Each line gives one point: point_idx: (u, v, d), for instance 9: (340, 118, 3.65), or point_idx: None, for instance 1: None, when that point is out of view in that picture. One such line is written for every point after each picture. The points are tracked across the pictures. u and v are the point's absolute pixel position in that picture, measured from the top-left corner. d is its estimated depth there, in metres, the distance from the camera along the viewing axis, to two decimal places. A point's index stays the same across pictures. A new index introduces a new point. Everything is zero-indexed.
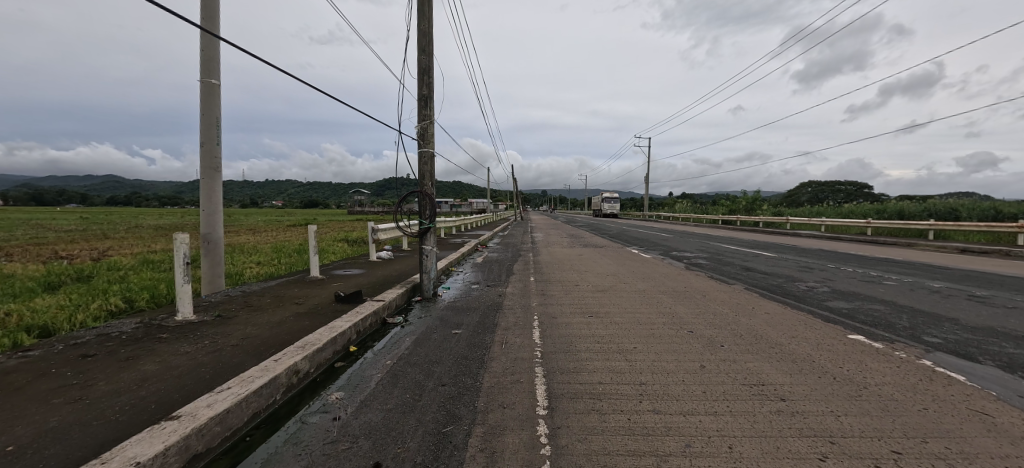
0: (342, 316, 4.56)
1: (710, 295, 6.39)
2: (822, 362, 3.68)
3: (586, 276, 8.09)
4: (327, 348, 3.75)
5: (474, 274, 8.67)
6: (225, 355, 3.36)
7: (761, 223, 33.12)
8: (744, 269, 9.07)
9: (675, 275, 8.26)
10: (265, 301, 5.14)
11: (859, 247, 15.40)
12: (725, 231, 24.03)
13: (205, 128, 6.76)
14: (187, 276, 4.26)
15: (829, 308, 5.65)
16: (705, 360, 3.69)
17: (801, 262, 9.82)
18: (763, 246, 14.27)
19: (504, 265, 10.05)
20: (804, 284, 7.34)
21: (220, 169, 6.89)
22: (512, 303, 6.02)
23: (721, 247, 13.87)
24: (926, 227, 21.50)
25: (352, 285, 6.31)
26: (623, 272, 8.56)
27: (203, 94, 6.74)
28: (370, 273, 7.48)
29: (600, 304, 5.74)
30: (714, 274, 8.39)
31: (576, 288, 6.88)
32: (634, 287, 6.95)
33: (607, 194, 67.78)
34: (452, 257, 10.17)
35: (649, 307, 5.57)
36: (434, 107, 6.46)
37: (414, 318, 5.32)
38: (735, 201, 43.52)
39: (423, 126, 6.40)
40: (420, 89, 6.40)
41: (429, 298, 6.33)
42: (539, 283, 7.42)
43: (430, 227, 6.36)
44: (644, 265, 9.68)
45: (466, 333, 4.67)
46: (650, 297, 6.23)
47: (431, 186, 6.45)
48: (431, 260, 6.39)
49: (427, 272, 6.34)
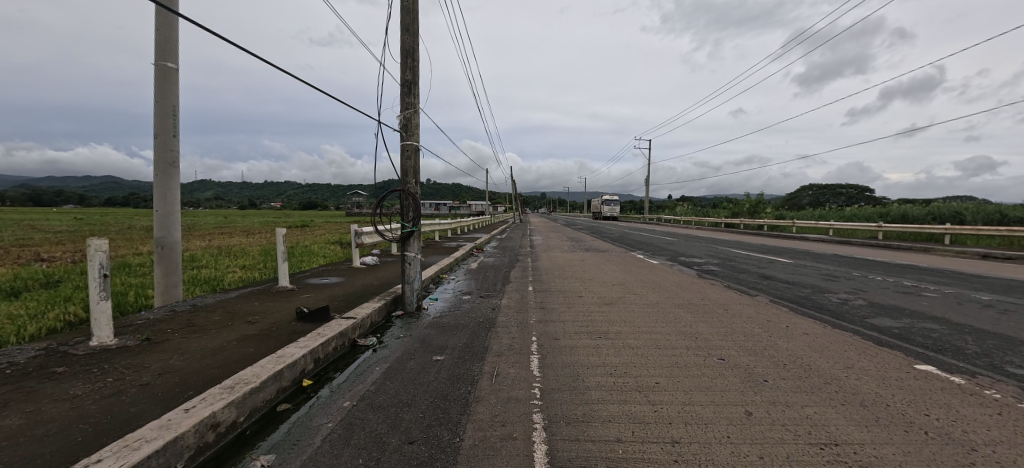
0: (299, 340, 3.76)
1: (734, 309, 5.58)
2: (899, 408, 2.87)
3: (590, 286, 7.28)
4: (267, 386, 2.93)
5: (466, 283, 7.87)
6: (124, 401, 2.55)
7: (765, 226, 32.31)
8: (763, 277, 8.27)
9: (689, 284, 7.46)
10: (213, 320, 4.33)
11: (876, 253, 14.56)
12: (731, 235, 23.21)
13: (159, 118, 5.96)
14: (103, 293, 3.45)
15: (876, 327, 4.85)
16: (750, 404, 2.88)
17: (823, 270, 9.02)
18: (776, 251, 13.46)
19: (500, 273, 9.24)
20: (835, 296, 6.55)
21: (178, 165, 6.08)
22: (506, 320, 5.19)
23: (731, 252, 13.06)
24: (938, 231, 20.69)
25: (323, 297, 5.50)
26: (630, 281, 7.75)
27: (158, 79, 5.94)
28: (349, 283, 6.67)
29: (610, 322, 4.92)
30: (731, 284, 7.58)
31: (580, 301, 6.08)
32: (645, 299, 6.14)
33: (607, 197, 67.00)
34: (444, 263, 9.33)
35: (667, 326, 4.76)
36: (418, 95, 5.66)
37: (391, 339, 4.51)
38: (738, 203, 42.71)
39: (406, 116, 5.61)
40: (403, 73, 5.61)
41: (411, 313, 5.51)
42: (538, 295, 6.60)
43: (413, 231, 5.56)
44: (653, 272, 8.88)
45: (449, 361, 3.84)
46: (666, 312, 5.42)
47: (415, 184, 5.65)
48: (414, 269, 5.58)
49: (410, 283, 5.54)
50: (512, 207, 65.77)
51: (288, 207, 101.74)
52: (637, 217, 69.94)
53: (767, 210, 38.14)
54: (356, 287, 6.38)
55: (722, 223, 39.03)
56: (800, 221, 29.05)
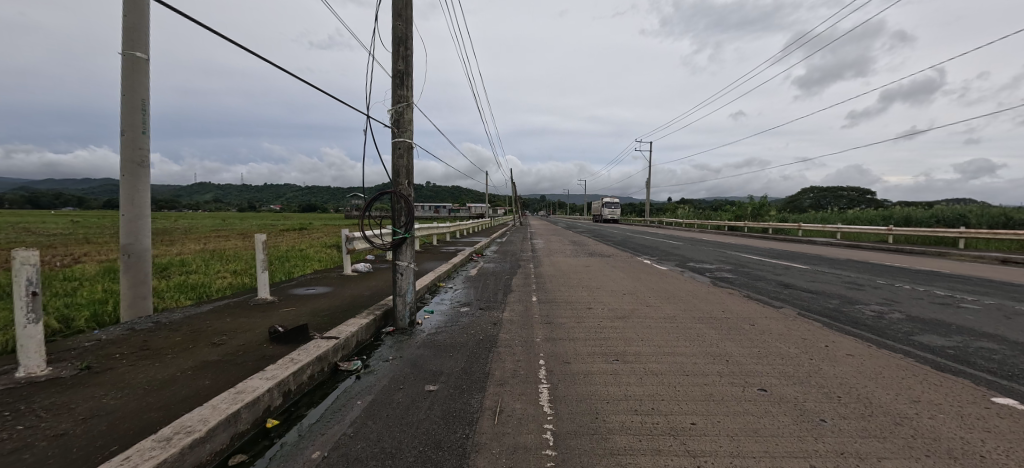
0: (266, 368, 3.20)
1: (761, 324, 5.03)
2: (1000, 460, 2.31)
3: (599, 296, 6.72)
4: (217, 435, 2.37)
5: (465, 292, 7.31)
6: (25, 463, 1.99)
7: (769, 229, 31.80)
8: (783, 286, 7.71)
9: (705, 294, 6.90)
10: (173, 341, 3.77)
11: (892, 258, 13.98)
12: (736, 239, 22.68)
13: (126, 113, 5.42)
14: (31, 315, 2.89)
15: (927, 347, 4.30)
16: (814, 456, 2.32)
17: (845, 278, 8.48)
18: (787, 256, 12.93)
19: (501, 280, 8.68)
20: (867, 308, 5.99)
21: (146, 164, 5.54)
22: (509, 338, 4.62)
23: (742, 257, 12.48)
24: (950, 234, 20.15)
25: (305, 311, 4.94)
26: (642, 290, 7.19)
27: (125, 70, 5.40)
28: (336, 294, 6.10)
29: (626, 341, 4.35)
30: (750, 293, 7.03)
31: (590, 314, 5.53)
32: (661, 313, 5.58)
33: (607, 200, 66.65)
34: (441, 271, 8.76)
35: (692, 345, 4.21)
36: (411, 86, 5.12)
37: (379, 362, 3.95)
38: (740, 206, 42.17)
39: (398, 110, 5.07)
40: (394, 63, 5.08)
41: (403, 329, 4.95)
42: (543, 307, 6.04)
43: (405, 237, 5.00)
44: (664, 280, 8.32)
45: (444, 392, 3.28)
46: (687, 329, 4.86)
47: (408, 186, 5.09)
48: (407, 280, 5.02)
49: (402, 295, 4.98)
50: (512, 210, 65.25)
51: (286, 209, 101.22)
52: (637, 219, 69.45)
53: (771, 213, 37.62)
54: (343, 298, 5.82)
55: (725, 226, 38.55)
56: (805, 224, 28.54)
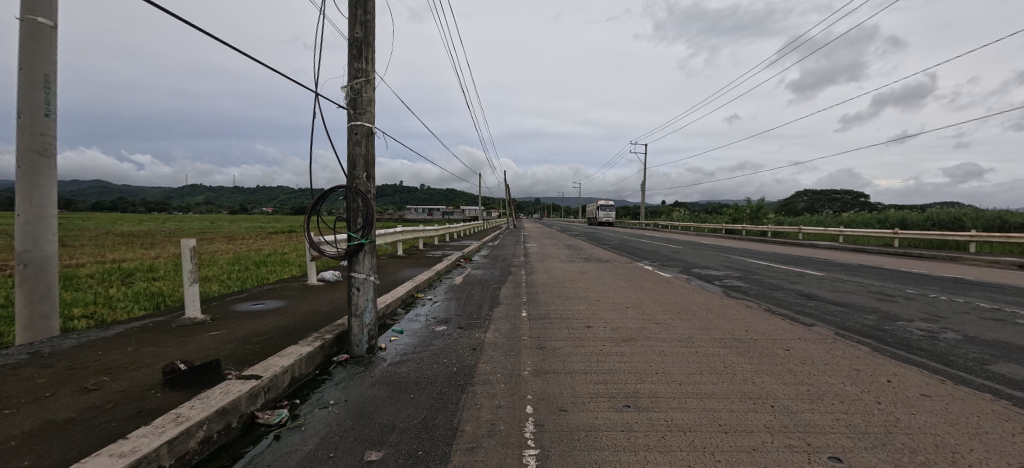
0: (132, 434, 2.22)
1: (798, 350, 4.14)
2: None
3: (598, 310, 5.80)
4: None
5: (445, 305, 6.36)
6: None
7: (768, 232, 31.19)
8: (805, 297, 6.84)
9: (720, 308, 6.00)
10: (32, 387, 2.79)
11: (906, 263, 13.17)
12: (737, 242, 21.94)
13: (25, 91, 4.37)
14: None
15: (1015, 381, 3.42)
16: None
17: (870, 287, 7.65)
18: (796, 262, 12.15)
19: (488, 290, 7.74)
20: (911, 326, 5.13)
21: (53, 155, 4.53)
22: (490, 371, 3.66)
23: (750, 263, 11.63)
24: (955, 237, 19.57)
25: (235, 337, 3.95)
26: (647, 303, 6.28)
27: (24, 37, 4.36)
28: (288, 310, 5.11)
29: (637, 376, 3.42)
30: (771, 307, 6.16)
31: (589, 335, 4.62)
32: (674, 333, 4.68)
33: (602, 203, 66.14)
34: (419, 279, 7.80)
35: (721, 383, 3.29)
36: (372, 58, 4.16)
37: (315, 408, 2.98)
38: (738, 209, 41.55)
39: (355, 87, 4.11)
40: (351, 30, 4.12)
41: (360, 357, 3.99)
42: (533, 325, 5.10)
43: (363, 243, 4.02)
44: (671, 291, 7.42)
45: (391, 462, 2.32)
46: (709, 357, 3.94)
47: (370, 181, 4.13)
48: (366, 297, 4.06)
49: (359, 315, 4.02)
50: (507, 212, 64.21)
51: (278, 211, 99.50)
52: (632, 223, 68.90)
53: (769, 216, 36.92)
54: (292, 317, 4.83)
55: (722, 230, 38.01)
56: (806, 227, 27.82)
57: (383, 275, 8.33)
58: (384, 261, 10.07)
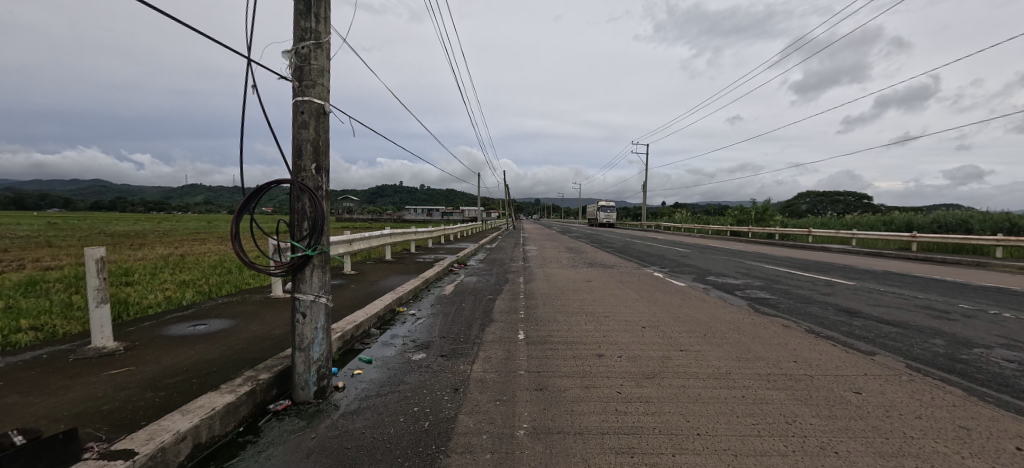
0: None
1: (874, 396, 3.21)
2: None
3: (610, 332, 4.88)
4: None
5: (428, 322, 5.42)
6: None
7: (775, 235, 30.32)
8: (848, 314, 5.90)
9: (753, 329, 5.06)
10: None
11: (933, 269, 12.24)
12: (747, 246, 21.04)
13: None
14: None
15: None
16: None
17: (916, 301, 6.74)
18: (818, 268, 11.28)
19: (481, 302, 6.80)
20: (993, 354, 4.20)
21: None
22: (474, 429, 2.70)
23: (768, 269, 10.76)
24: (975, 241, 18.71)
25: (140, 379, 3.00)
26: (666, 322, 5.34)
27: None
28: (231, 335, 4.15)
29: (674, 441, 2.49)
30: (811, 327, 5.25)
31: (602, 369, 3.70)
32: (709, 368, 3.74)
33: (603, 204, 65.45)
34: (403, 289, 6.85)
35: (795, 455, 2.35)
36: (325, 14, 3.22)
37: None
38: (743, 211, 40.63)
39: (302, 53, 3.16)
40: None
41: (304, 405, 3.03)
42: (532, 353, 4.15)
43: (309, 256, 3.06)
44: (690, 304, 6.49)
45: None
46: (762, 405, 3.01)
47: (326, 178, 3.21)
48: (315, 326, 3.10)
49: (304, 349, 3.06)
50: (507, 213, 63.27)
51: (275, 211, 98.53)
52: (633, 224, 68.10)
53: (776, 218, 35.99)
54: (233, 344, 3.88)
55: (727, 232, 37.12)
56: (816, 229, 26.88)
57: (363, 284, 7.39)
58: (368, 268, 9.13)
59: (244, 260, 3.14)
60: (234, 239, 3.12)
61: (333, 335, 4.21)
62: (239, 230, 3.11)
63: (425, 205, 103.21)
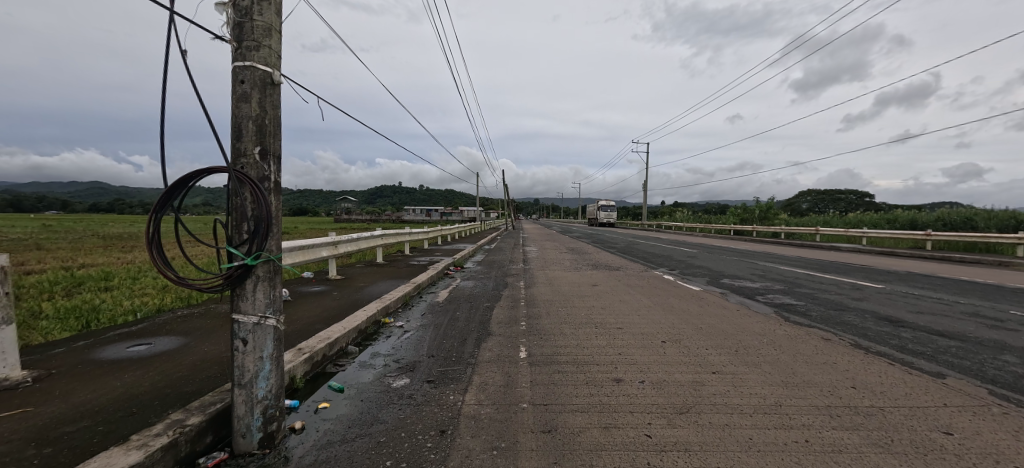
0: None
1: (975, 440, 2.52)
2: None
3: (628, 349, 4.19)
4: None
5: (416, 337, 4.74)
6: None
7: (780, 233, 29.67)
8: (892, 324, 5.23)
9: (790, 344, 4.39)
10: None
11: (957, 270, 11.59)
12: (753, 245, 20.40)
13: None
14: None
15: None
16: None
17: (959, 307, 6.09)
18: (836, 269, 10.64)
19: (478, 310, 6.10)
20: None
21: None
22: None
23: (784, 270, 10.13)
24: (989, 239, 18.10)
25: (34, 425, 2.32)
26: (690, 336, 4.63)
27: None
28: (175, 357, 3.44)
29: None
30: (855, 340, 4.59)
31: (621, 400, 3.03)
32: (754, 399, 3.05)
33: (603, 203, 64.83)
34: (392, 297, 6.16)
35: None
36: None
37: None
38: (746, 210, 40.02)
39: (243, 7, 2.46)
40: None
41: (246, 458, 2.34)
42: (536, 379, 3.46)
43: (254, 264, 2.37)
44: (711, 312, 5.81)
45: None
46: (836, 456, 2.33)
47: (276, 167, 2.52)
48: (260, 355, 2.42)
49: (245, 385, 2.37)
50: (506, 213, 62.66)
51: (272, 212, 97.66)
52: (633, 224, 67.45)
53: (781, 216, 35.31)
54: (173, 370, 3.18)
55: (730, 231, 36.49)
56: (824, 228, 26.21)
57: (348, 291, 6.68)
58: (356, 272, 8.42)
59: (168, 274, 2.41)
60: (150, 245, 2.35)
61: (298, 356, 3.53)
62: (158, 235, 2.36)
63: (424, 206, 102.46)
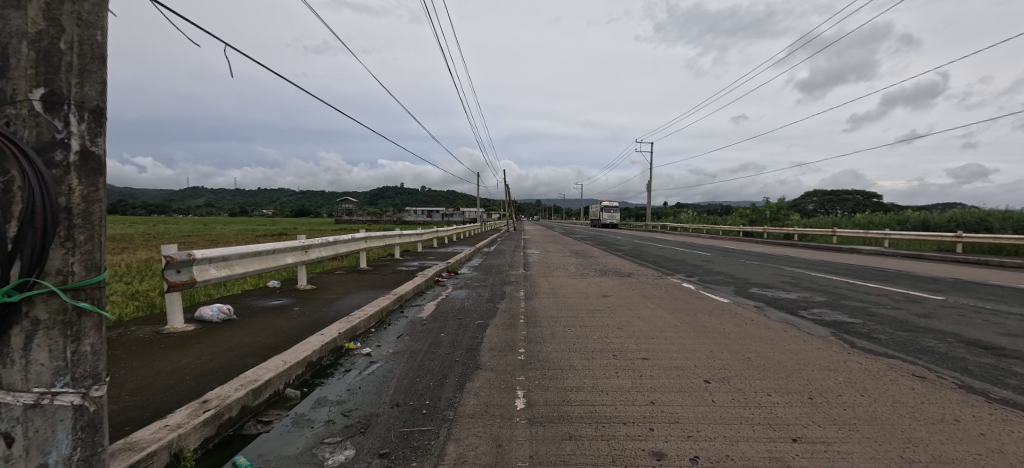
0: None
1: None
2: None
3: (663, 397, 3.08)
4: None
5: (384, 373, 3.64)
6: None
7: (794, 235, 28.49)
8: (991, 353, 4.10)
9: (879, 388, 3.28)
10: None
11: (1008, 277, 10.39)
12: (770, 248, 19.21)
13: None
14: None
15: None
16: None
17: None
18: (875, 276, 9.51)
19: (467, 330, 5.00)
20: None
21: None
22: None
23: (818, 277, 9.00)
24: None
25: None
26: (741, 375, 3.52)
27: None
28: None
29: None
30: (960, 379, 3.47)
31: None
32: None
33: (607, 204, 63.82)
34: (363, 314, 5.06)
35: None
36: None
37: None
38: (755, 210, 38.84)
39: None
40: None
41: None
42: (539, 452, 2.35)
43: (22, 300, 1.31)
44: (756, 336, 4.68)
45: None
46: None
47: (81, 125, 1.45)
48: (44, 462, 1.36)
49: None
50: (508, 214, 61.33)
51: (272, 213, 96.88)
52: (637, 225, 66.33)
53: (792, 217, 34.02)
54: None
55: (739, 232, 35.31)
56: (840, 229, 24.97)
57: (313, 304, 5.59)
58: (331, 281, 7.33)
59: None
60: None
61: (196, 416, 2.43)
62: None
63: (425, 207, 101.43)
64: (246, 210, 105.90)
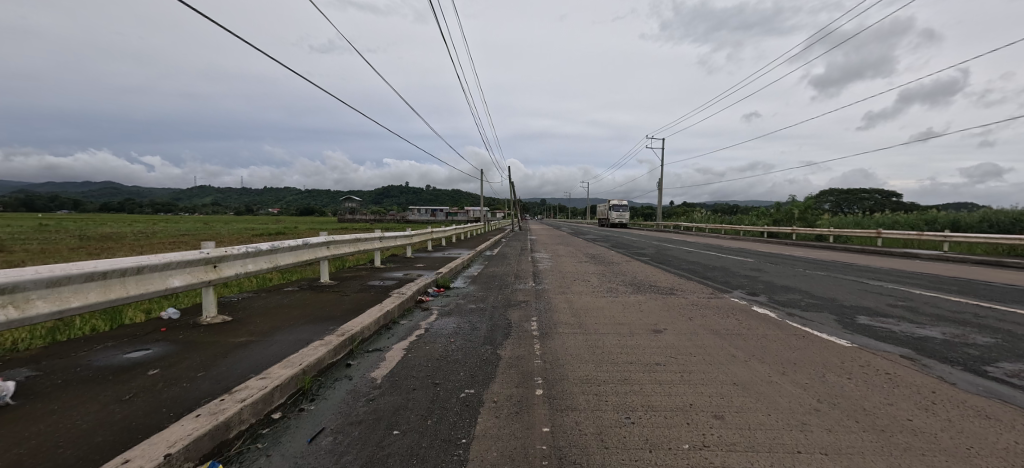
0: None
1: None
2: None
3: None
4: None
5: None
6: None
7: (827, 235, 25.99)
8: None
9: None
10: None
11: None
12: (815, 252, 16.80)
13: None
14: None
15: None
16: None
17: None
18: (1003, 295, 7.14)
19: (443, 421, 2.76)
20: None
21: None
22: None
23: (934, 298, 6.65)
24: None
25: None
26: None
27: None
28: None
29: None
30: None
31: None
32: None
33: (616, 203, 61.44)
34: (258, 387, 2.84)
35: None
36: None
37: None
38: (778, 209, 36.26)
39: None
40: None
41: None
42: None
43: None
44: (999, 450, 2.41)
45: None
46: None
47: None
48: None
49: None
50: (513, 213, 58.99)
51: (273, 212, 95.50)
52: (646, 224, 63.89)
53: (822, 217, 31.37)
54: None
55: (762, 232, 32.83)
56: (884, 230, 22.32)
57: (195, 360, 3.38)
58: (263, 307, 5.14)
59: None
60: None
61: None
62: None
63: (428, 205, 99.34)
64: (248, 208, 104.71)
